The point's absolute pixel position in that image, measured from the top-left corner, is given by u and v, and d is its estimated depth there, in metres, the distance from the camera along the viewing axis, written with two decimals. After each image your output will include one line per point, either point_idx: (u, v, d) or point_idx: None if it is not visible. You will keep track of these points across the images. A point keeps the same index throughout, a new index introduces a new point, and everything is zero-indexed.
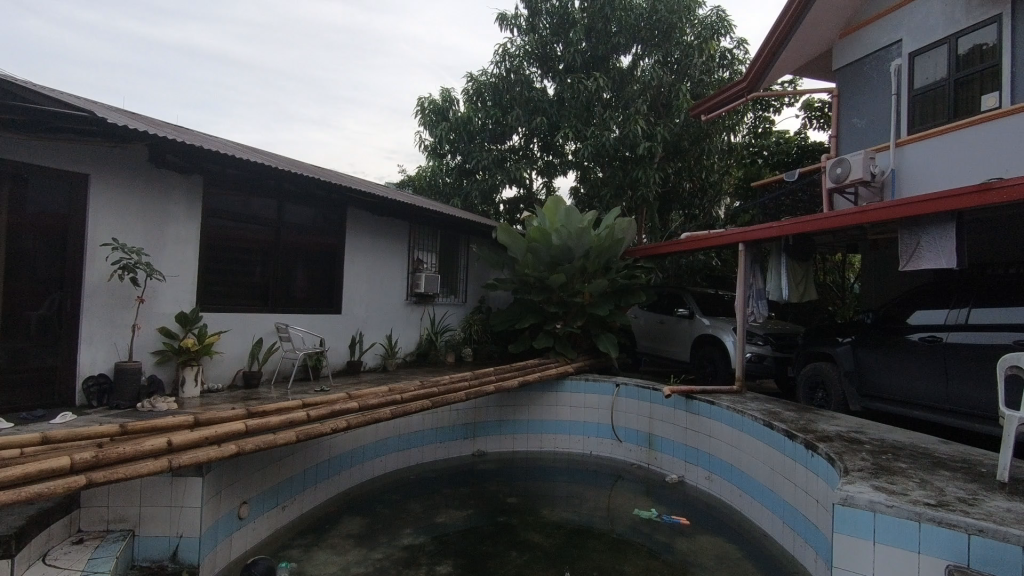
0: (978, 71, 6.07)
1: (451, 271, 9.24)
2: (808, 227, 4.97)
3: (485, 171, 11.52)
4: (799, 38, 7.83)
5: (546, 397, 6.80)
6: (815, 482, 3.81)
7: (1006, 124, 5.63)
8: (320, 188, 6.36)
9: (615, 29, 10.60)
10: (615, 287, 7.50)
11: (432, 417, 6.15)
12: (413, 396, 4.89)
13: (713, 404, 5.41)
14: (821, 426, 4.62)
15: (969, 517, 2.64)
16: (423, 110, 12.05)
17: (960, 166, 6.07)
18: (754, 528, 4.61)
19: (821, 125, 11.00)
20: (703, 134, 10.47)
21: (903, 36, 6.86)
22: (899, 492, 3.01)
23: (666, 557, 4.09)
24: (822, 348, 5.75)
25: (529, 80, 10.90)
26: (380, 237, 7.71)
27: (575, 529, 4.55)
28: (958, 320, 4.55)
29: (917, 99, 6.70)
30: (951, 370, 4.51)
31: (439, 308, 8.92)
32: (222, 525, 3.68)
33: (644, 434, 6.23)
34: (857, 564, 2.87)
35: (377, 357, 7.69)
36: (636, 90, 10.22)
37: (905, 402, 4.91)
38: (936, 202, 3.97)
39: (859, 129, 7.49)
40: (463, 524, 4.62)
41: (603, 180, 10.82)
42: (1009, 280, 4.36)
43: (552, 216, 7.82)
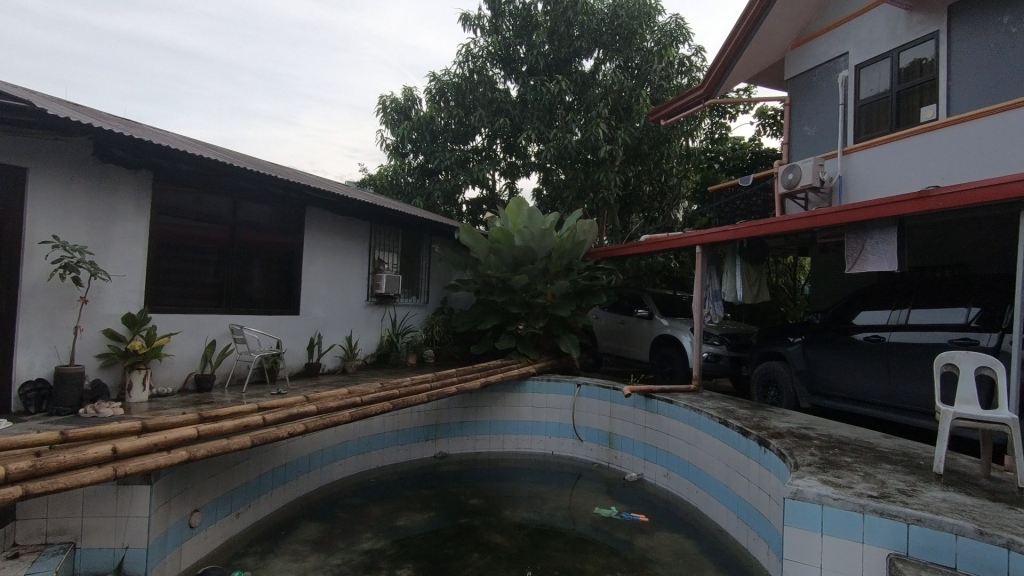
0: (917, 84, 6.41)
1: (413, 270, 9.15)
2: (762, 230, 5.13)
3: (448, 171, 11.48)
4: (755, 47, 8.07)
5: (508, 397, 6.80)
6: (768, 478, 3.93)
7: (943, 136, 5.97)
8: (278, 188, 6.21)
9: (577, 33, 10.71)
10: (577, 288, 7.59)
11: (393, 419, 6.07)
12: (373, 398, 4.83)
13: (671, 403, 5.53)
14: (773, 423, 4.79)
15: (908, 508, 2.79)
16: (384, 109, 11.91)
17: (900, 173, 6.40)
18: (710, 524, 4.73)
19: (774, 132, 11.39)
20: (662, 138, 10.67)
21: (851, 49, 7.17)
22: (845, 485, 3.14)
23: (626, 555, 4.15)
24: (774, 348, 5.96)
25: (492, 81, 10.98)
26: (340, 236, 7.56)
27: (537, 529, 4.57)
28: (899, 320, 4.80)
29: (863, 109, 7.02)
30: (892, 368, 4.74)
31: (401, 309, 8.82)
32: (172, 533, 3.54)
33: (605, 433, 6.31)
34: (806, 556, 2.98)
35: (337, 359, 7.55)
36: (598, 94, 10.34)
37: (851, 399, 5.14)
38: (879, 208, 4.17)
39: (809, 137, 7.79)
40: (424, 527, 4.58)
41: (566, 182, 10.92)
42: (944, 282, 4.63)
43: (515, 218, 7.82)
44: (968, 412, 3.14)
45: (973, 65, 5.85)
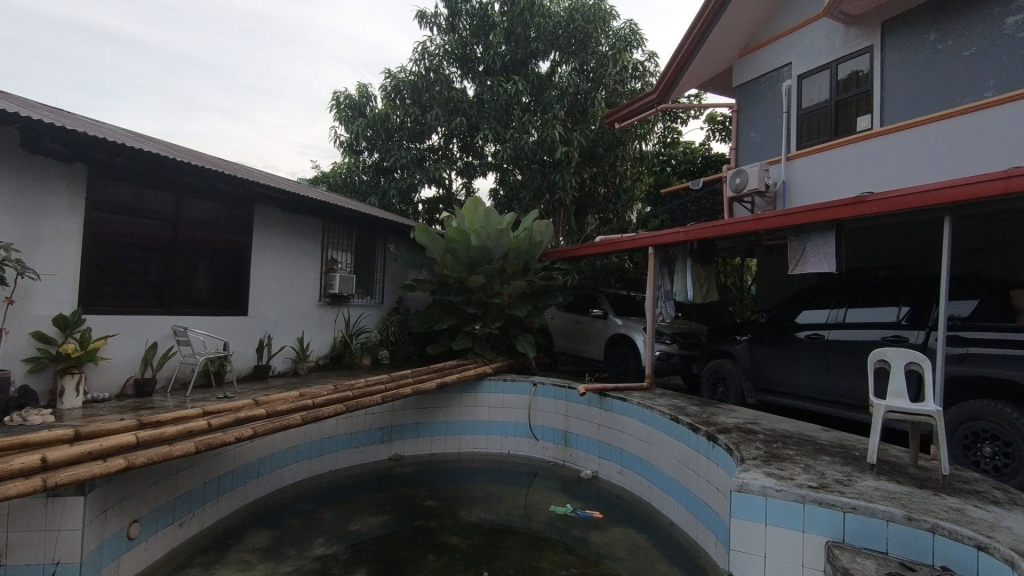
0: (853, 95, 6.77)
1: (368, 270, 9.00)
2: (711, 232, 5.31)
3: (403, 170, 11.34)
4: (705, 54, 8.31)
5: (464, 397, 6.78)
6: (716, 471, 4.06)
7: (877, 145, 6.33)
8: (225, 184, 5.98)
9: (533, 34, 10.77)
10: (533, 288, 7.64)
11: (347, 422, 5.96)
12: (325, 401, 4.73)
13: (624, 401, 5.64)
14: (721, 419, 4.95)
15: (844, 497, 2.94)
16: (338, 105, 11.69)
17: (838, 179, 6.73)
18: (662, 518, 4.85)
19: (723, 137, 11.77)
20: (617, 141, 10.86)
21: (794, 59, 7.50)
22: (787, 477, 3.29)
23: (580, 551, 4.21)
24: (722, 346, 6.17)
25: (449, 80, 10.85)
26: (291, 235, 7.36)
27: (493, 529, 4.58)
28: (837, 319, 5.05)
29: (805, 117, 7.35)
30: (831, 364, 4.98)
31: (355, 310, 8.65)
32: (108, 546, 3.36)
33: (560, 431, 6.37)
34: (750, 546, 3.10)
35: (287, 361, 7.34)
36: (554, 96, 10.39)
37: (793, 395, 5.36)
38: (819, 213, 4.37)
39: (755, 143, 8.08)
40: (379, 531, 4.51)
41: (522, 182, 10.96)
42: (877, 283, 4.91)
43: (472, 217, 7.80)
44: (899, 405, 3.33)
45: (904, 79, 6.24)
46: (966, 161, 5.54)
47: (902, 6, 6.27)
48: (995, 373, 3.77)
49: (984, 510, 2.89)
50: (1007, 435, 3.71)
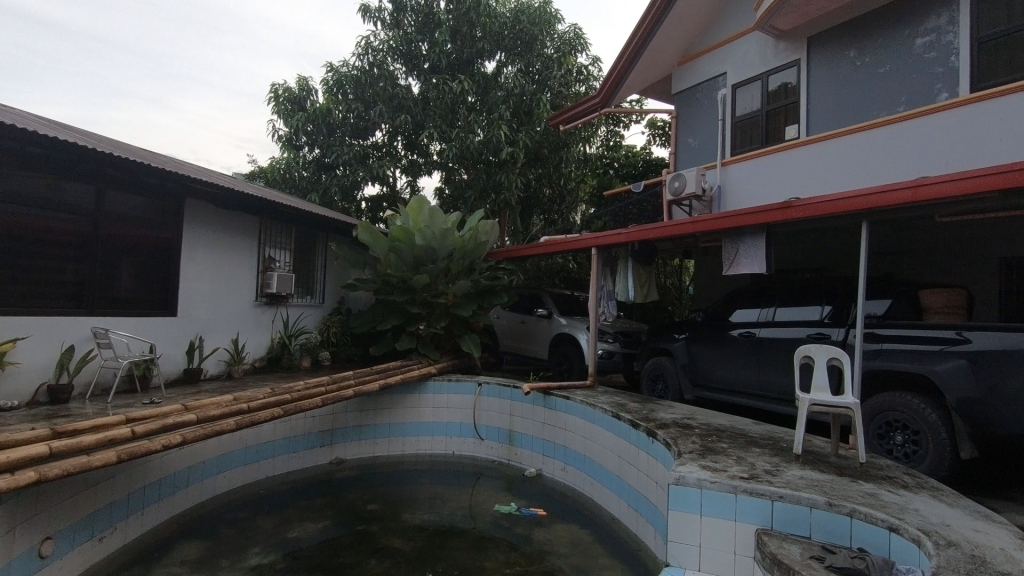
0: (782, 106, 7.15)
1: (308, 269, 8.71)
2: (651, 234, 5.47)
3: (346, 166, 11.08)
4: (646, 61, 8.56)
5: (408, 398, 6.68)
6: (655, 466, 4.19)
7: (803, 153, 6.71)
8: (152, 177, 5.65)
9: (479, 34, 10.75)
10: (478, 288, 7.62)
11: (285, 426, 5.76)
12: (261, 404, 4.57)
13: (568, 399, 5.72)
14: (660, 414, 5.11)
15: (772, 486, 3.10)
16: (277, 98, 11.28)
17: (767, 185, 7.09)
18: (604, 513, 4.95)
19: (663, 142, 12.15)
20: (561, 142, 11.00)
21: (729, 70, 7.84)
22: (720, 469, 3.43)
23: (524, 549, 4.25)
24: (662, 344, 6.38)
25: (393, 76, 10.77)
26: (225, 232, 7.04)
27: (437, 531, 4.54)
28: (767, 318, 5.32)
29: (738, 125, 7.69)
30: (761, 360, 5.24)
31: (294, 310, 8.34)
32: (17, 566, 3.11)
33: (505, 430, 6.39)
34: (687, 537, 3.22)
35: (220, 364, 7.02)
36: (499, 96, 10.44)
37: (727, 389, 5.61)
38: (750, 216, 4.60)
39: (693, 148, 8.39)
40: (319, 537, 4.38)
41: (467, 182, 10.92)
42: (803, 284, 5.20)
43: (416, 217, 7.70)
44: (822, 399, 3.53)
45: (827, 92, 6.65)
46: (881, 171, 5.96)
47: (826, 23, 6.67)
48: (905, 367, 4.08)
49: (896, 494, 3.12)
50: (915, 424, 4.02)
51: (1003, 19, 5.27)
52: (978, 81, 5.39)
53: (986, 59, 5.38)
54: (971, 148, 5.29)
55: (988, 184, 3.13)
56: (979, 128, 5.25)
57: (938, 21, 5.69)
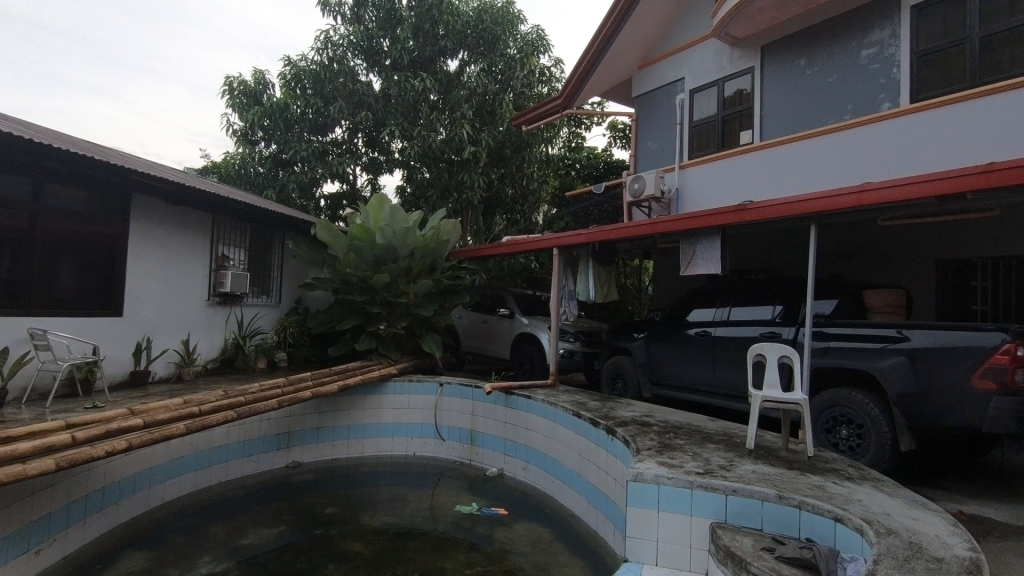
0: (737, 112, 7.37)
1: (264, 268, 8.46)
2: (612, 235, 5.55)
3: (304, 162, 10.84)
4: (607, 64, 8.68)
5: (368, 400, 6.57)
6: (614, 463, 4.25)
7: (757, 158, 6.93)
8: (96, 171, 5.39)
9: (441, 32, 10.66)
10: (440, 287, 7.55)
11: (238, 429, 5.59)
12: (212, 407, 4.42)
13: (529, 399, 5.75)
14: (619, 412, 5.19)
15: (726, 481, 3.19)
16: (231, 91, 10.93)
17: (723, 188, 7.29)
18: (564, 511, 4.99)
19: (624, 145, 12.33)
20: (524, 143, 11.03)
21: (687, 75, 8.03)
22: (677, 465, 3.51)
23: (485, 549, 4.24)
24: (621, 343, 6.48)
25: (354, 72, 10.61)
26: (176, 229, 6.78)
27: (397, 533, 4.49)
28: (722, 317, 5.48)
29: (696, 129, 7.88)
30: (716, 358, 5.38)
31: (249, 309, 8.09)
32: None
33: (466, 430, 6.37)
34: (644, 532, 3.28)
35: (170, 366, 6.76)
36: (462, 95, 10.42)
37: (684, 387, 5.74)
38: (706, 219, 4.71)
39: (652, 151, 8.54)
40: (274, 543, 4.27)
41: (429, 181, 10.84)
42: (756, 284, 5.37)
43: (377, 215, 7.59)
44: (773, 395, 3.65)
45: (780, 99, 6.89)
46: (829, 176, 6.21)
47: (778, 33, 6.91)
48: (850, 364, 4.26)
49: (841, 486, 3.27)
50: (859, 419, 4.20)
51: (940, 34, 5.58)
52: (918, 92, 5.69)
53: (925, 71, 5.68)
54: (911, 154, 5.57)
55: (928, 190, 3.30)
56: (918, 136, 5.54)
57: (882, 34, 5.97)
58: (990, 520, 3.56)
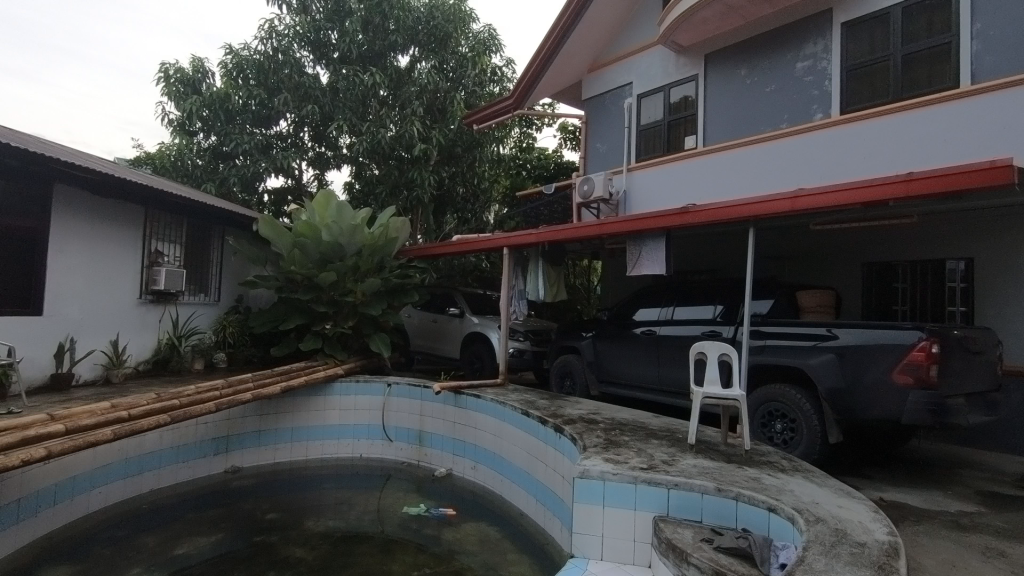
0: (682, 118, 7.61)
1: (203, 265, 8.09)
2: (561, 235, 5.62)
3: (247, 156, 10.45)
4: (557, 67, 8.78)
5: (313, 401, 6.39)
6: (562, 461, 4.31)
7: (700, 163, 7.17)
8: (13, 159, 5.02)
9: (392, 27, 10.50)
10: (389, 286, 7.41)
11: (173, 434, 5.33)
12: (143, 412, 4.20)
13: (478, 398, 5.75)
14: (567, 410, 5.26)
15: (668, 475, 3.28)
16: (167, 78, 10.37)
17: (668, 191, 7.51)
18: (513, 509, 5.02)
19: (574, 146, 12.50)
20: (475, 142, 11.01)
21: (634, 80, 8.22)
22: (622, 461, 3.59)
23: (433, 550, 4.21)
24: (570, 342, 6.57)
25: (300, 64, 10.33)
26: (104, 222, 6.39)
27: (342, 537, 4.39)
28: (667, 316, 5.64)
29: (643, 133, 8.08)
30: (660, 357, 5.53)
31: (184, 308, 7.71)
32: None
33: (414, 431, 6.30)
34: (590, 528, 3.34)
35: (96, 369, 6.37)
36: (412, 92, 10.29)
37: (630, 385, 5.87)
38: (652, 220, 4.84)
39: (601, 153, 8.68)
40: (211, 552, 4.09)
41: (378, 177, 10.68)
42: (698, 285, 5.56)
43: (323, 211, 7.38)
44: (713, 392, 3.79)
45: (722, 106, 7.15)
46: (767, 182, 6.50)
47: (721, 42, 7.18)
48: (785, 361, 4.48)
49: (774, 477, 3.43)
50: (792, 413, 4.42)
51: (867, 51, 5.93)
52: (847, 104, 6.03)
53: (854, 85, 6.02)
54: (840, 163, 5.91)
55: (854, 197, 3.51)
56: (847, 145, 5.88)
57: (815, 48, 6.31)
58: (908, 506, 3.82)
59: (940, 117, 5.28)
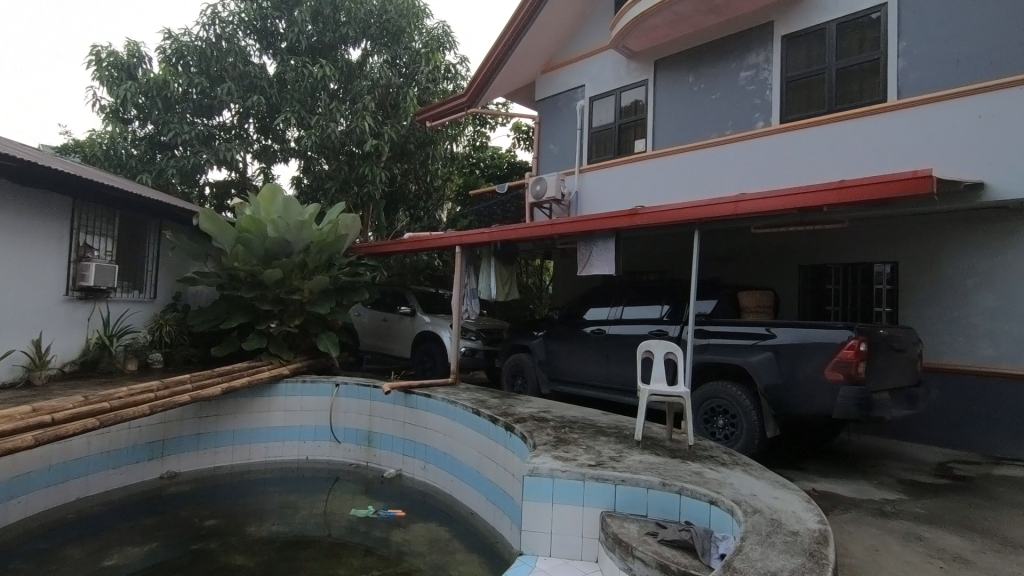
0: (632, 121, 7.78)
1: (137, 261, 7.66)
2: (513, 234, 5.64)
3: (187, 147, 9.98)
4: (511, 66, 8.79)
5: (256, 402, 6.17)
6: (512, 459, 4.33)
7: (649, 166, 7.34)
8: None
9: (343, 19, 10.27)
10: (337, 284, 7.23)
11: (102, 438, 5.04)
12: (68, 416, 3.95)
13: (429, 397, 5.70)
14: (518, 409, 5.29)
15: (616, 471, 3.35)
16: (98, 62, 9.76)
17: (619, 193, 7.66)
18: (463, 509, 5.00)
19: (527, 146, 12.58)
20: (428, 139, 10.87)
21: (587, 82, 8.35)
22: (570, 459, 3.64)
23: (381, 552, 4.15)
24: (522, 342, 6.60)
25: (245, 53, 9.97)
26: (26, 213, 5.97)
27: (286, 542, 4.26)
28: (616, 316, 5.75)
29: (594, 136, 8.21)
30: (609, 355, 5.64)
31: (116, 306, 7.28)
32: None
33: (363, 432, 6.18)
34: (538, 525, 3.38)
35: (16, 370, 5.94)
36: (364, 86, 10.08)
37: (580, 383, 5.96)
38: (602, 221, 4.92)
39: (554, 154, 8.75)
40: (144, 562, 3.89)
41: (328, 173, 10.40)
42: (647, 285, 5.70)
43: (269, 206, 7.14)
44: (659, 390, 3.89)
45: (670, 112, 7.35)
46: (712, 187, 6.72)
47: (670, 49, 7.38)
48: (727, 359, 4.65)
49: (716, 471, 3.56)
50: (734, 409, 4.60)
51: (805, 63, 6.23)
52: (786, 114, 6.31)
53: (793, 96, 6.30)
54: (780, 170, 6.18)
55: (792, 203, 3.68)
56: (786, 153, 6.15)
57: (757, 59, 6.58)
58: (837, 496, 4.04)
59: (870, 129, 5.60)
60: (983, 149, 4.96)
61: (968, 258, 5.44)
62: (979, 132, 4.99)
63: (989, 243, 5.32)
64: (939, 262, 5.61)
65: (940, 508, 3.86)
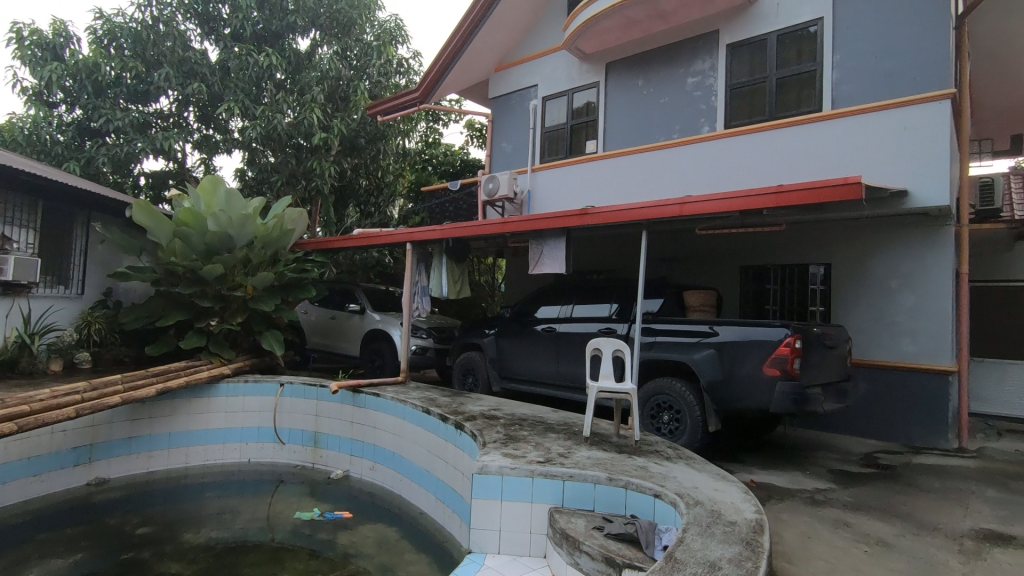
0: (583, 122, 7.89)
1: (62, 254, 7.19)
2: (465, 232, 5.62)
3: (120, 134, 9.44)
4: (465, 63, 8.73)
5: (195, 403, 5.90)
6: (461, 458, 4.31)
7: (599, 167, 7.46)
8: None
9: (291, 7, 9.92)
10: (283, 280, 7.00)
11: (19, 444, 4.73)
12: None
13: (378, 396, 5.60)
14: (468, 407, 5.27)
15: (564, 467, 3.40)
16: (19, 40, 9.07)
17: (570, 193, 7.75)
18: (412, 508, 4.95)
19: (479, 144, 12.55)
20: (380, 134, 10.59)
21: (540, 82, 8.41)
22: (519, 456, 3.66)
23: (327, 555, 4.05)
24: (473, 339, 6.59)
25: (184, 37, 9.51)
26: None
27: (225, 548, 4.10)
28: (566, 314, 5.82)
29: (547, 135, 8.29)
30: (559, 352, 5.71)
31: (38, 302, 6.81)
32: None
33: (309, 433, 6.01)
34: (488, 522, 3.38)
35: None
36: (313, 77, 9.76)
37: (531, 380, 6.00)
38: (553, 221, 4.96)
39: (506, 153, 8.75)
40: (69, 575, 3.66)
41: (273, 166, 10.06)
42: (596, 284, 5.80)
43: (209, 198, 6.83)
44: (607, 386, 3.96)
45: (621, 114, 7.49)
46: (660, 188, 6.89)
47: (621, 53, 7.52)
48: (672, 356, 4.78)
49: (660, 465, 3.66)
50: (678, 405, 4.74)
51: (747, 72, 6.48)
52: (730, 120, 6.55)
53: (737, 103, 6.54)
54: (724, 174, 6.40)
55: (734, 206, 3.81)
56: (730, 157, 6.38)
57: (703, 65, 6.78)
58: (773, 486, 4.23)
59: (807, 136, 5.88)
60: (907, 159, 5.30)
61: (893, 260, 5.79)
62: (905, 143, 5.32)
63: (912, 246, 5.68)
64: (868, 263, 5.95)
65: (866, 495, 4.10)
